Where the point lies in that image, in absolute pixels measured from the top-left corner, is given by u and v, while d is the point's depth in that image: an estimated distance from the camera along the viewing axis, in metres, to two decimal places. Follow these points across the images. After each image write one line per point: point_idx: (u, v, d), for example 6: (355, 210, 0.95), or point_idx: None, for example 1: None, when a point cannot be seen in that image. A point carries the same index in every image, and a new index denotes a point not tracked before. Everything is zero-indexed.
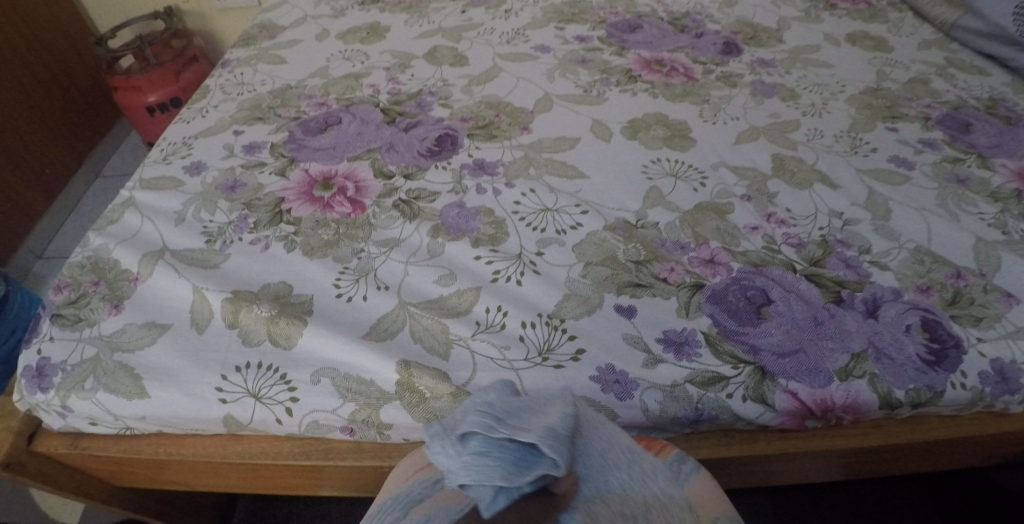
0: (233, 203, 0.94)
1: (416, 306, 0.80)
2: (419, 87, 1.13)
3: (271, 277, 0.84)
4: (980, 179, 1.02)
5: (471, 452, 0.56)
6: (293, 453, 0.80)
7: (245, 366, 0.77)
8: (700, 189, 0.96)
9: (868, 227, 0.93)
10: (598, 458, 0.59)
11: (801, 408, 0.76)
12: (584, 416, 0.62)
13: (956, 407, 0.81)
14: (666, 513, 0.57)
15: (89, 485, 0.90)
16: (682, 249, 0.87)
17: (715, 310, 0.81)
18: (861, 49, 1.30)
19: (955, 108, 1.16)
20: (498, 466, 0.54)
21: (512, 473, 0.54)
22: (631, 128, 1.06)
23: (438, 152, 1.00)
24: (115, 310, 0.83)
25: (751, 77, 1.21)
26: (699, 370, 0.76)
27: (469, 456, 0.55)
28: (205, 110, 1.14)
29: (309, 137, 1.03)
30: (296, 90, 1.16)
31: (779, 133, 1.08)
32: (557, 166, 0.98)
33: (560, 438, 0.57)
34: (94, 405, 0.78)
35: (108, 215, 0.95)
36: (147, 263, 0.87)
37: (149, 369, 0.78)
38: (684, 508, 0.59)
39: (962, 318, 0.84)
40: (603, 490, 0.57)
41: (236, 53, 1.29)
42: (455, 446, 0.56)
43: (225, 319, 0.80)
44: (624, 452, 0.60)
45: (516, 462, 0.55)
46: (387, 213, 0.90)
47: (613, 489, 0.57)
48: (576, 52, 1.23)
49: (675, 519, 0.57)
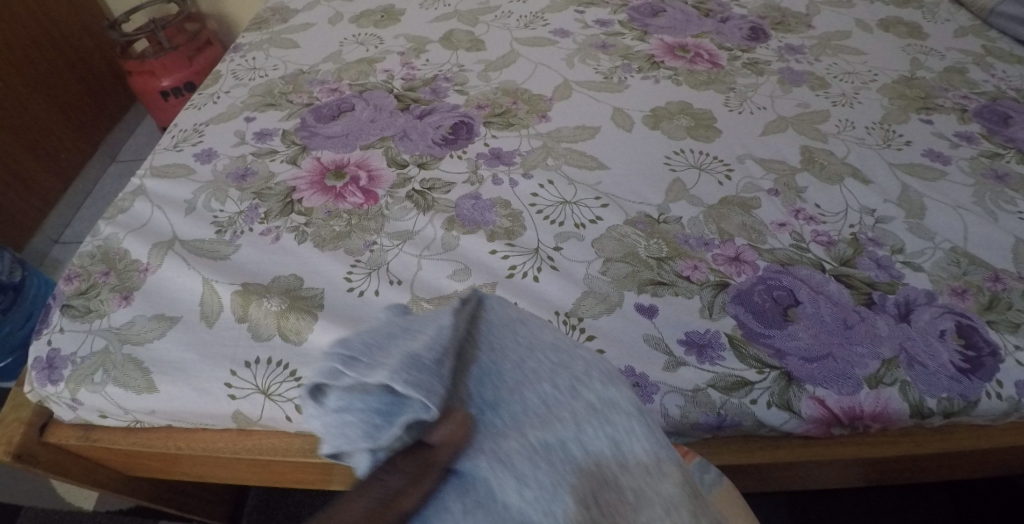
0: (244, 192, 0.92)
1: (429, 303, 0.78)
2: (435, 72, 1.10)
3: (282, 269, 0.82)
4: (1020, 176, 0.97)
5: (333, 410, 0.52)
6: (303, 450, 0.78)
7: (255, 361, 0.76)
8: (726, 183, 0.92)
9: (901, 225, 0.90)
10: (511, 373, 0.56)
11: (828, 416, 0.74)
12: (490, 322, 0.59)
13: (988, 418, 0.79)
14: (595, 414, 0.53)
15: (102, 475, 0.90)
16: (705, 246, 0.84)
17: (740, 311, 0.78)
18: (895, 36, 1.25)
19: (992, 99, 1.10)
20: (361, 422, 0.51)
21: (376, 428, 0.50)
22: (654, 117, 1.02)
23: (453, 140, 0.97)
24: (126, 301, 0.82)
25: (779, 64, 1.16)
26: (723, 374, 0.73)
27: (331, 415, 0.52)
28: (217, 95, 1.12)
29: (321, 124, 1.01)
30: (309, 75, 1.13)
31: (808, 125, 1.04)
32: (576, 156, 0.95)
33: (428, 368, 0.51)
34: (103, 397, 0.78)
35: (119, 204, 0.94)
36: (157, 253, 0.85)
37: (159, 362, 0.77)
38: (618, 402, 0.54)
39: (998, 324, 0.80)
40: (521, 411, 0.54)
41: (248, 36, 1.26)
42: (317, 409, 0.53)
43: (235, 312, 0.79)
44: (541, 354, 0.57)
45: (380, 412, 0.50)
46: (401, 205, 0.88)
47: (533, 406, 0.54)
48: (596, 37, 1.19)
49: (607, 417, 0.53)
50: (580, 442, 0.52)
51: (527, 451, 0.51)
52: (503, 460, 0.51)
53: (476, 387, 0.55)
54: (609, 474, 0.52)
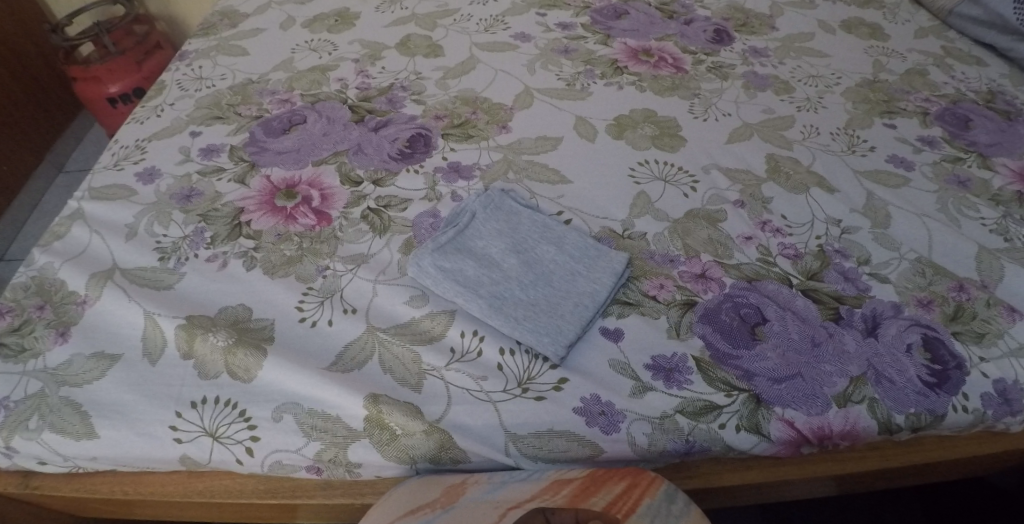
0: (189, 214, 0.89)
1: (386, 333, 0.77)
2: (390, 81, 1.07)
3: (229, 300, 0.80)
4: (981, 181, 0.97)
5: (284, 340, 0.77)
6: (259, 491, 0.77)
7: (202, 401, 0.74)
8: (692, 195, 0.92)
9: (867, 236, 0.89)
10: (501, 226, 0.85)
11: (797, 437, 0.74)
12: (491, 191, 0.88)
13: (955, 429, 0.79)
14: (564, 216, 0.88)
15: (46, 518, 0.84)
16: (671, 262, 0.84)
17: (707, 330, 0.78)
18: (857, 37, 1.24)
19: (953, 102, 1.10)
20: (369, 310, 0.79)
21: (390, 301, 0.79)
22: (617, 126, 1.00)
23: (410, 154, 0.95)
24: (63, 338, 0.78)
25: (743, 68, 1.14)
26: (690, 398, 0.73)
27: (281, 350, 0.76)
28: (161, 108, 1.06)
29: (272, 139, 0.98)
30: (258, 85, 1.09)
31: (773, 131, 1.02)
32: (538, 169, 0.93)
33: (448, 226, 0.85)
34: (39, 445, 0.74)
35: (54, 229, 0.89)
36: (96, 284, 0.82)
37: (97, 406, 0.74)
38: (576, 203, 0.89)
39: (964, 335, 0.80)
40: (515, 232, 0.84)
41: (194, 42, 1.19)
42: (263, 362, 0.75)
43: (180, 348, 0.77)
44: (517, 205, 0.87)
45: (392, 296, 0.80)
46: (355, 227, 0.86)
47: (522, 230, 0.84)
48: (558, 41, 1.16)
49: (574, 211, 0.88)
50: (557, 235, 0.84)
51: (519, 245, 0.83)
52: (503, 262, 0.81)
53: (482, 229, 0.84)
54: (576, 241, 0.83)
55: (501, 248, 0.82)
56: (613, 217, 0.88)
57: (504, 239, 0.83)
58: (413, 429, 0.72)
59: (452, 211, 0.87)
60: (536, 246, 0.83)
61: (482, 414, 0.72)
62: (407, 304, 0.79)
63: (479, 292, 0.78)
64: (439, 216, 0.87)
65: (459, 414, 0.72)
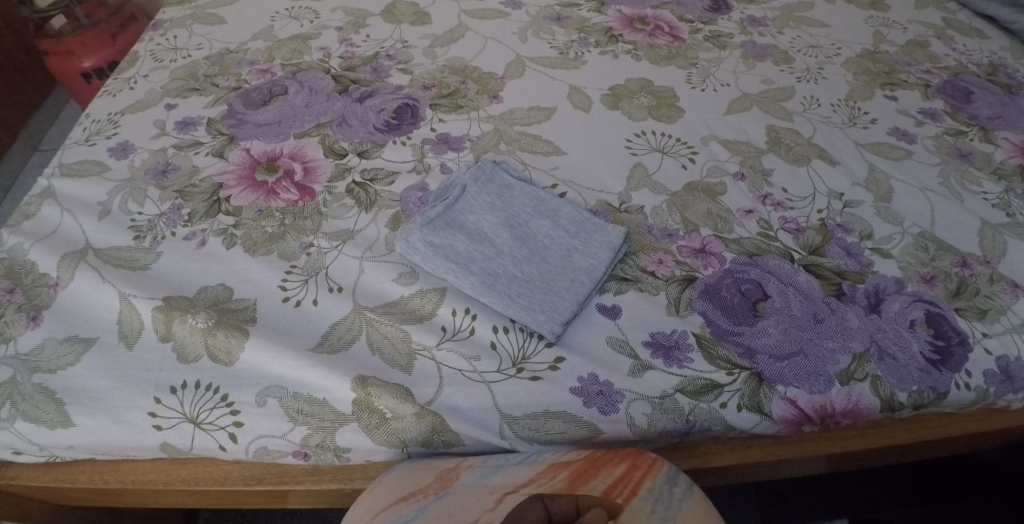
0: (165, 191, 0.84)
1: (373, 312, 0.74)
2: (376, 50, 1.02)
3: (209, 279, 0.77)
4: (983, 154, 0.95)
5: (266, 321, 0.74)
6: (244, 477, 0.74)
7: (181, 386, 0.71)
8: (690, 166, 0.88)
9: (869, 210, 0.86)
10: (493, 200, 0.81)
11: (800, 416, 0.72)
12: (484, 163, 0.85)
13: (956, 407, 0.77)
14: (559, 190, 0.84)
15: (26, 508, 0.78)
16: (670, 237, 0.81)
17: (708, 307, 0.75)
18: (857, 7, 1.20)
19: (954, 74, 1.07)
20: (359, 289, 0.75)
21: (380, 280, 0.76)
22: (612, 96, 0.97)
23: (396, 126, 0.91)
24: (34, 323, 0.74)
25: (742, 37, 1.11)
26: (691, 377, 0.71)
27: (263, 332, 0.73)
28: (134, 80, 1.01)
29: (250, 111, 0.93)
30: (236, 55, 1.03)
31: (773, 102, 0.99)
32: (531, 141, 0.90)
33: (438, 199, 0.82)
34: (13, 435, 0.71)
35: (23, 209, 0.84)
36: (68, 265, 0.77)
37: (73, 393, 0.71)
38: (571, 177, 0.86)
39: (967, 311, 0.78)
40: (508, 206, 0.81)
41: (168, 11, 1.13)
42: (245, 345, 0.72)
43: (157, 331, 0.73)
44: (510, 178, 0.83)
45: (381, 274, 0.76)
46: (340, 201, 0.83)
47: (515, 204, 0.81)
48: (550, 9, 1.11)
49: (569, 185, 0.85)
50: (551, 210, 0.80)
51: (511, 220, 0.79)
52: (495, 238, 0.78)
53: (474, 203, 0.81)
54: (571, 217, 0.80)
55: (493, 222, 0.79)
56: (609, 191, 0.85)
57: (496, 213, 0.80)
58: (403, 412, 0.69)
59: (442, 183, 0.83)
60: (530, 220, 0.80)
61: (475, 397, 0.69)
62: (397, 282, 0.76)
63: (472, 269, 0.75)
64: (429, 191, 0.84)
65: (451, 396, 0.69)
